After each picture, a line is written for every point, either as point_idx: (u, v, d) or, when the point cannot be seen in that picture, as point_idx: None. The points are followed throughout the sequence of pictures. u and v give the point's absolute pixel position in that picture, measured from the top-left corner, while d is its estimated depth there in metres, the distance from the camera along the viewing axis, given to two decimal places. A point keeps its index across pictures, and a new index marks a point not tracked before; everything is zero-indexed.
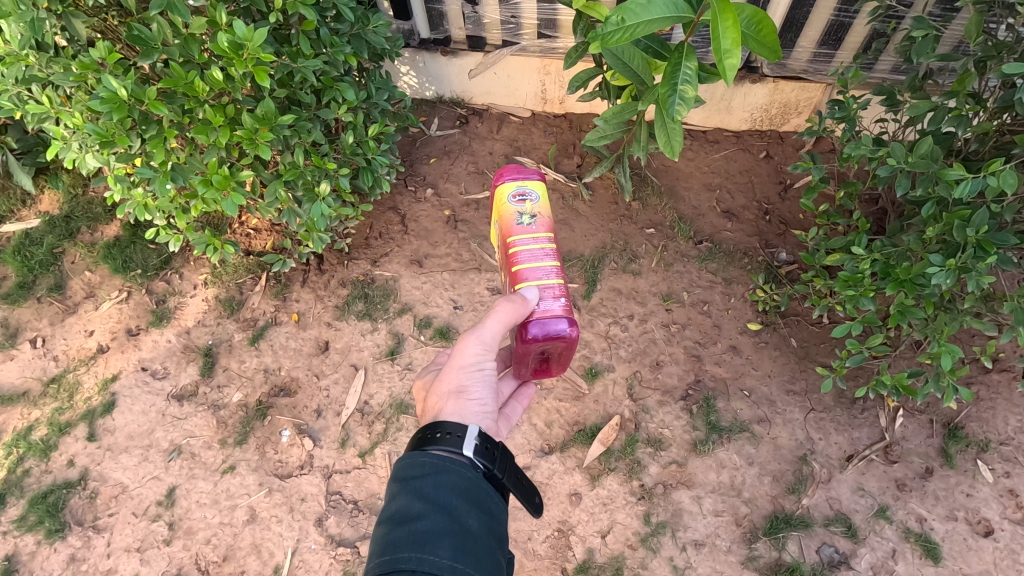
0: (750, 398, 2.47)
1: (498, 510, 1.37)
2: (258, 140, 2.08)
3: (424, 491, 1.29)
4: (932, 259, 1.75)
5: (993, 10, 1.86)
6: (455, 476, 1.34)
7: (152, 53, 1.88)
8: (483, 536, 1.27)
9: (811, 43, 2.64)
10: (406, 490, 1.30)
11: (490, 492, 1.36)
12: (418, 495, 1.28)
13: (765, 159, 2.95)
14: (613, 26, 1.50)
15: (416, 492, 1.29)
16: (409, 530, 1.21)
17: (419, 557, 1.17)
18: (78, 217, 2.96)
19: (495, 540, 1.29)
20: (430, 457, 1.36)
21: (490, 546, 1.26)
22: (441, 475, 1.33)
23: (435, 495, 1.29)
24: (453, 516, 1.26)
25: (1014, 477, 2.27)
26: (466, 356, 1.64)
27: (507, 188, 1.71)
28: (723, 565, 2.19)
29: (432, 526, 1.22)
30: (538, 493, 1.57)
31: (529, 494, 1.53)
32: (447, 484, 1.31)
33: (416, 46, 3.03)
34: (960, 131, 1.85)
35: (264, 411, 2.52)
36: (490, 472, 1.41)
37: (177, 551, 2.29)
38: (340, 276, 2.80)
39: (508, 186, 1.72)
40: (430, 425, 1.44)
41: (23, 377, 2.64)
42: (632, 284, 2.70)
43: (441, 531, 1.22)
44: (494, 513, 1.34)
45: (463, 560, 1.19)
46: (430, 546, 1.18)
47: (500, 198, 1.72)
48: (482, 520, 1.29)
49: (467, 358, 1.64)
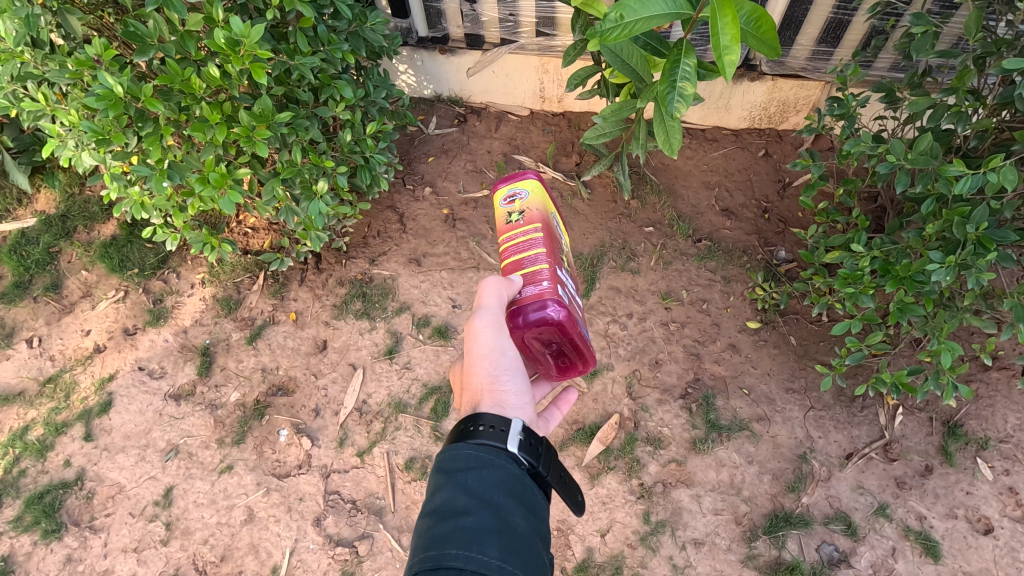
0: (749, 396, 2.46)
1: (544, 510, 1.29)
2: (255, 138, 2.07)
3: (469, 485, 1.22)
4: (932, 257, 1.74)
5: (991, 6, 1.86)
6: (500, 471, 1.26)
7: (149, 49, 1.87)
8: (530, 536, 1.19)
9: (809, 41, 2.63)
10: (450, 484, 1.23)
11: (536, 490, 1.29)
12: (463, 490, 1.21)
13: (764, 157, 2.95)
14: (612, 22, 1.49)
15: (462, 486, 1.22)
16: (455, 526, 1.14)
17: (466, 555, 1.09)
18: (74, 216, 2.94)
19: (541, 540, 1.22)
20: (474, 449, 1.29)
21: (537, 547, 1.19)
22: (487, 470, 1.26)
23: (480, 490, 1.21)
24: (499, 514, 1.18)
25: (1013, 475, 2.26)
26: (481, 347, 1.57)
27: (501, 193, 1.71)
28: (723, 564, 2.18)
29: (479, 523, 1.15)
30: (580, 491, 1.48)
31: (572, 492, 1.44)
32: (493, 479, 1.24)
33: (414, 45, 3.02)
34: (960, 127, 1.85)
35: (262, 410, 2.51)
36: (533, 469, 1.33)
37: (174, 551, 2.28)
38: (337, 275, 2.79)
39: (500, 190, 1.71)
40: (472, 418, 1.36)
41: (18, 376, 2.62)
42: (631, 282, 2.70)
43: (488, 528, 1.14)
44: (539, 512, 1.27)
45: (510, 560, 1.11)
46: (477, 545, 1.11)
47: (493, 202, 1.72)
48: (529, 519, 1.22)
49: (481, 350, 1.57)
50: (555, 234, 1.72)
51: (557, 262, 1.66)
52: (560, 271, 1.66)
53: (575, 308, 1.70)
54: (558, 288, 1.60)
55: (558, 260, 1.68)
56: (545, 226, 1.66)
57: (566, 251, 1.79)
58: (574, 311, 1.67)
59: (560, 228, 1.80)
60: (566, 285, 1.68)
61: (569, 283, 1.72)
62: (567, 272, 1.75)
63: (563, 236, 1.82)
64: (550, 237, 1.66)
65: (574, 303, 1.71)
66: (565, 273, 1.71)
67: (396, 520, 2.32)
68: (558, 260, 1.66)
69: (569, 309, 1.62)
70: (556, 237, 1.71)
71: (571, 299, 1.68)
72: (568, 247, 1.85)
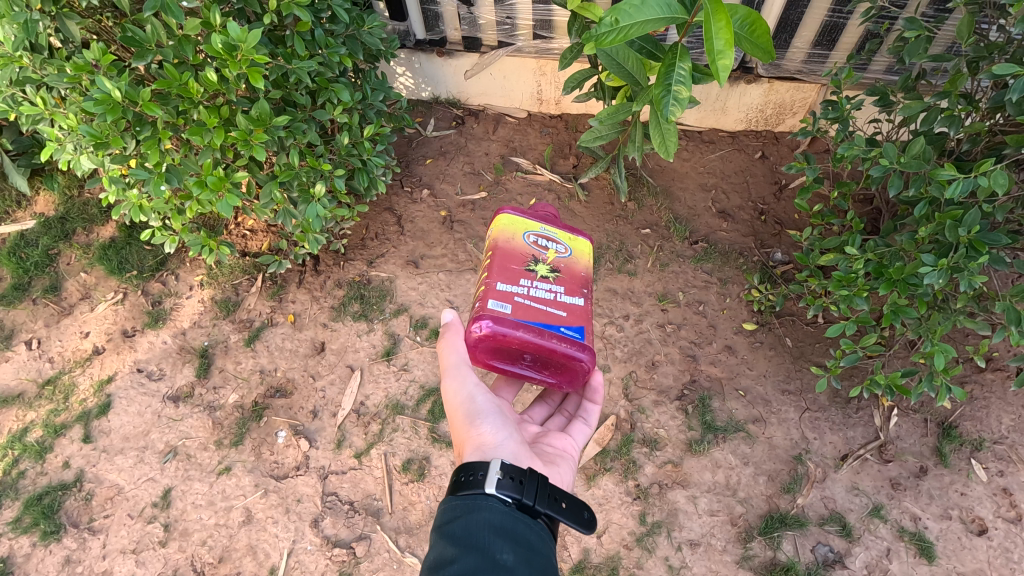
0: (745, 397, 2.47)
1: (539, 544, 1.29)
2: (253, 142, 2.08)
3: (455, 535, 1.24)
4: (924, 260, 1.76)
5: (985, 10, 1.87)
6: (486, 515, 1.29)
7: (146, 54, 1.88)
8: (522, 569, 1.19)
9: (805, 44, 2.64)
10: (439, 539, 1.25)
11: (527, 524, 1.31)
12: (450, 541, 1.23)
13: (761, 159, 2.96)
14: (608, 27, 1.50)
15: (450, 536, 1.25)
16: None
17: None
18: (74, 218, 2.96)
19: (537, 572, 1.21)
20: (459, 502, 1.32)
21: None
22: (473, 516, 1.29)
23: (466, 537, 1.23)
24: (487, 553, 1.19)
25: (1007, 476, 2.28)
26: (455, 399, 1.62)
27: None
28: (719, 565, 2.19)
29: (466, 567, 1.15)
30: (590, 508, 1.46)
31: (577, 510, 1.42)
32: (478, 523, 1.27)
33: (411, 47, 3.03)
34: (953, 131, 1.85)
35: (260, 412, 2.52)
36: (522, 502, 1.35)
37: (173, 552, 2.29)
38: (335, 276, 2.80)
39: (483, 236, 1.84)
40: (453, 473, 1.41)
41: (18, 378, 2.63)
42: (628, 284, 2.71)
43: (475, 570, 1.15)
44: (533, 547, 1.27)
45: None
46: None
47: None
48: (520, 552, 1.22)
49: (455, 402, 1.62)
50: (522, 250, 1.69)
51: (509, 277, 1.63)
52: (514, 283, 1.63)
53: (538, 312, 1.61)
54: (494, 302, 1.59)
55: (519, 272, 1.65)
56: (500, 248, 1.67)
57: (550, 257, 1.70)
58: (530, 317, 1.59)
59: (548, 237, 1.73)
60: (523, 294, 1.62)
61: (538, 289, 1.63)
62: (543, 279, 1.66)
63: (554, 244, 1.73)
64: (506, 255, 1.66)
65: (535, 307, 1.61)
66: (533, 281, 1.64)
67: (394, 521, 2.33)
68: (511, 274, 1.63)
69: (507, 319, 1.58)
70: (522, 252, 1.68)
71: (526, 306, 1.60)
72: (566, 249, 1.74)
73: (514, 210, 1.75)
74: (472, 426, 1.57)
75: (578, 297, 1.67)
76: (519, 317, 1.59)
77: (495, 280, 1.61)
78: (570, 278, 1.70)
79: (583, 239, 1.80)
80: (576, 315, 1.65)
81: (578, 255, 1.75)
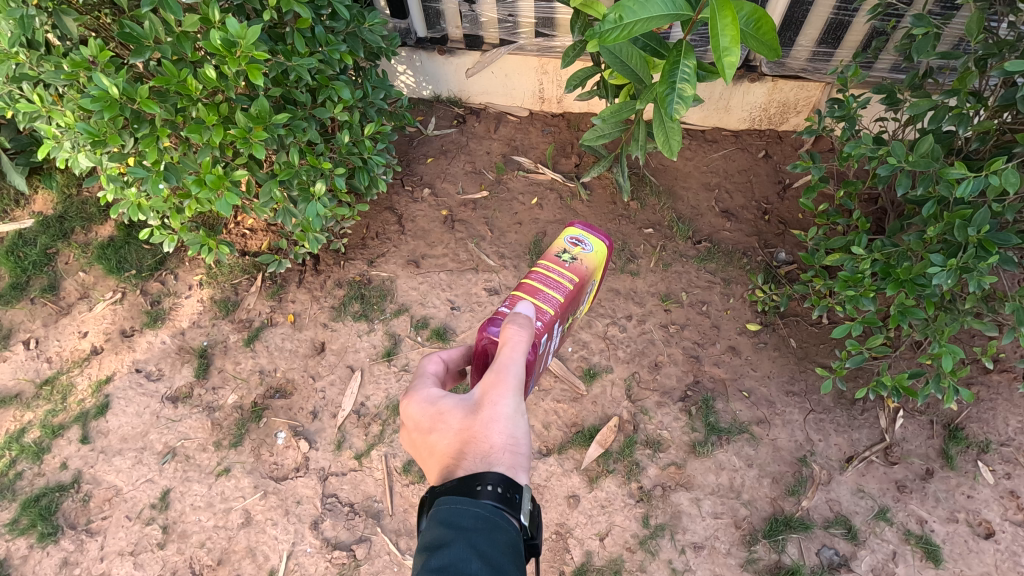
0: (749, 398, 2.45)
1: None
2: (252, 140, 2.06)
3: (481, 550, 1.14)
4: (933, 259, 1.74)
5: (994, 7, 1.84)
6: (504, 538, 1.20)
7: (144, 50, 1.86)
8: None
9: (809, 42, 2.62)
10: (458, 543, 1.14)
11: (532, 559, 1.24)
12: (474, 552, 1.13)
13: (764, 158, 2.93)
14: (611, 23, 1.47)
15: (471, 548, 1.14)
16: None
17: None
18: (72, 217, 2.94)
19: None
20: (483, 509, 1.21)
21: None
22: (494, 534, 1.18)
23: (492, 556, 1.13)
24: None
25: (1015, 478, 2.26)
26: (502, 407, 1.36)
27: (572, 230, 1.78)
28: (722, 568, 2.17)
29: None
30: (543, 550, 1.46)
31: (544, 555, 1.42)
32: (498, 544, 1.16)
33: (413, 46, 3.01)
34: (962, 129, 1.84)
35: (260, 412, 2.49)
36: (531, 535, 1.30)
37: (170, 555, 2.26)
38: (336, 276, 2.78)
39: (574, 229, 1.78)
40: (478, 478, 1.25)
41: (15, 378, 2.62)
42: (630, 284, 2.69)
43: None
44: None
45: None
46: None
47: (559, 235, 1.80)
48: None
49: (500, 411, 1.36)
50: (580, 298, 1.77)
51: (563, 316, 1.67)
52: (559, 327, 1.69)
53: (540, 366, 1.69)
54: (542, 340, 1.58)
55: (563, 317, 1.71)
56: (580, 282, 1.71)
57: (576, 311, 1.85)
58: (536, 367, 1.64)
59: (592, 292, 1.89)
60: (549, 342, 1.68)
61: (553, 340, 1.73)
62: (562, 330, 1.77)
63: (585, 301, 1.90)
64: (575, 294, 1.71)
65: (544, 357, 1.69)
66: (558, 330, 1.73)
67: (394, 523, 2.30)
68: (565, 316, 1.69)
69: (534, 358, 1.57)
70: (579, 297, 1.77)
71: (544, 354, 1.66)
72: (581, 309, 1.92)
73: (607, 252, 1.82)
74: (513, 442, 1.35)
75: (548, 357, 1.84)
76: (536, 363, 1.62)
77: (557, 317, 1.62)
78: (562, 336, 1.87)
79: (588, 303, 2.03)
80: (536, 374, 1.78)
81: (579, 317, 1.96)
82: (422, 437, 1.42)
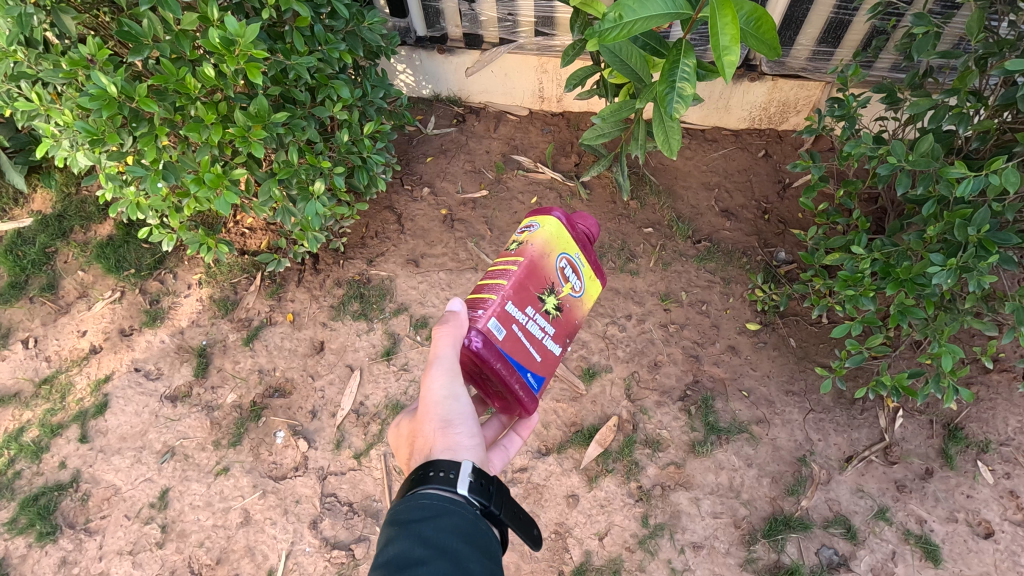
0: (749, 398, 2.45)
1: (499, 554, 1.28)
2: (250, 139, 2.05)
3: (426, 535, 1.20)
4: (933, 259, 1.73)
5: (995, 6, 1.84)
6: (454, 519, 1.26)
7: (143, 49, 1.85)
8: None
9: (809, 41, 2.62)
10: (405, 534, 1.20)
11: (491, 535, 1.29)
12: (418, 538, 1.19)
13: (764, 157, 2.93)
14: (611, 23, 1.46)
15: (416, 535, 1.20)
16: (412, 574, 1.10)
17: None
18: (71, 216, 2.93)
19: None
20: (427, 500, 1.29)
21: None
22: (440, 518, 1.25)
23: (437, 538, 1.20)
24: (455, 558, 1.16)
25: (1014, 478, 2.25)
26: (435, 392, 1.56)
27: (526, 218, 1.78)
28: (722, 568, 2.17)
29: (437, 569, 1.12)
30: (537, 525, 1.50)
31: (526, 526, 1.46)
32: (444, 526, 1.23)
33: (412, 45, 3.01)
34: (962, 129, 1.84)
35: (259, 412, 2.49)
36: (488, 508, 1.36)
37: (169, 554, 2.26)
38: (335, 275, 2.77)
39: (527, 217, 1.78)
40: (423, 470, 1.37)
41: (15, 377, 2.61)
42: (630, 284, 2.68)
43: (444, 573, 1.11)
44: (495, 557, 1.25)
45: None
46: None
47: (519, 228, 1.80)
48: (486, 563, 1.20)
49: (433, 396, 1.56)
50: (547, 276, 1.68)
51: (520, 300, 1.63)
52: (524, 310, 1.63)
53: (523, 351, 1.62)
54: (493, 323, 1.58)
55: (529, 297, 1.65)
56: (531, 260, 1.65)
57: (564, 290, 1.71)
58: (513, 352, 1.60)
59: (577, 264, 1.75)
60: (521, 324, 1.63)
61: (535, 323, 1.65)
62: (546, 313, 1.67)
63: (574, 278, 1.74)
64: (531, 273, 1.65)
65: (522, 343, 1.62)
66: (536, 313, 1.66)
67: None
68: (524, 299, 1.63)
69: (490, 345, 1.57)
70: (547, 276, 1.68)
71: (516, 338, 1.61)
72: (579, 290, 1.76)
73: (564, 225, 1.71)
74: (448, 425, 1.54)
75: (560, 347, 1.73)
76: (505, 348, 1.59)
77: (506, 301, 1.60)
78: (565, 322, 1.73)
79: (598, 282, 1.82)
80: (541, 364, 1.68)
81: (585, 298, 1.78)
82: (397, 445, 1.69)
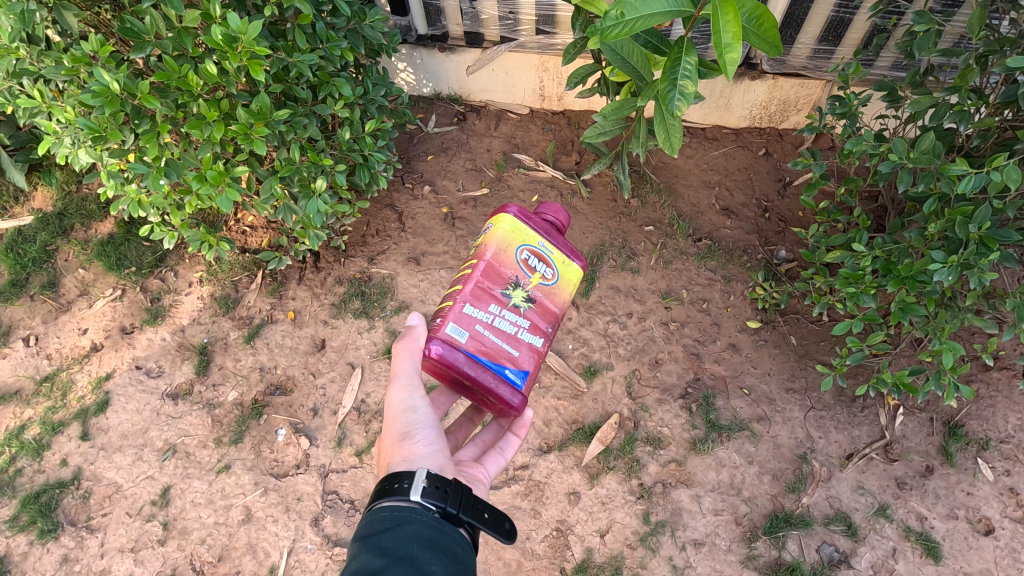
0: (750, 396, 2.45)
1: (461, 553, 1.30)
2: (253, 136, 2.04)
3: (385, 547, 1.23)
4: (934, 256, 1.73)
5: (996, 4, 1.84)
6: (412, 527, 1.29)
7: (145, 46, 1.85)
8: None
9: (810, 40, 2.63)
10: (365, 548, 1.23)
11: (453, 537, 1.32)
12: (377, 551, 1.21)
13: (764, 156, 2.94)
14: (612, 20, 1.46)
15: (375, 549, 1.23)
16: None
17: None
18: (71, 214, 2.93)
19: None
20: (386, 512, 1.32)
21: None
22: (397, 528, 1.28)
23: (396, 548, 1.22)
24: (414, 564, 1.20)
25: (1013, 475, 2.26)
26: (394, 406, 1.64)
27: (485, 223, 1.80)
28: (722, 565, 2.17)
29: None
30: (510, 519, 1.49)
31: (498, 520, 1.45)
32: (402, 535, 1.26)
33: (413, 43, 3.01)
34: (962, 126, 1.85)
35: (260, 410, 2.49)
36: (446, 510, 1.37)
37: (171, 551, 2.26)
38: (336, 273, 2.77)
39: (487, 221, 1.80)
40: (382, 482, 1.40)
41: (15, 375, 2.61)
42: (630, 282, 2.69)
43: None
44: (458, 558, 1.28)
45: None
46: None
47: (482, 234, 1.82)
48: (447, 565, 1.23)
49: (394, 408, 1.65)
50: (506, 272, 1.68)
51: (481, 301, 1.64)
52: (488, 309, 1.64)
53: (492, 349, 1.62)
54: (454, 327, 1.61)
55: (492, 296, 1.66)
56: (487, 261, 1.67)
57: (532, 281, 1.70)
58: (481, 351, 1.61)
59: (541, 254, 1.73)
60: (487, 323, 1.63)
61: (504, 318, 1.65)
62: (514, 308, 1.67)
63: (542, 267, 1.72)
64: (489, 272, 1.66)
65: (491, 342, 1.63)
66: (503, 308, 1.66)
67: None
68: (486, 299, 1.65)
69: (453, 350, 1.60)
70: (508, 272, 1.68)
71: (483, 338, 1.62)
72: (551, 278, 1.73)
73: (520, 219, 1.72)
74: (407, 435, 1.60)
75: (540, 337, 1.70)
76: (472, 349, 1.61)
77: (465, 305, 1.63)
78: (541, 312, 1.71)
79: (574, 266, 1.78)
80: (520, 358, 1.66)
81: (559, 285, 1.74)
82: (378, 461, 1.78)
